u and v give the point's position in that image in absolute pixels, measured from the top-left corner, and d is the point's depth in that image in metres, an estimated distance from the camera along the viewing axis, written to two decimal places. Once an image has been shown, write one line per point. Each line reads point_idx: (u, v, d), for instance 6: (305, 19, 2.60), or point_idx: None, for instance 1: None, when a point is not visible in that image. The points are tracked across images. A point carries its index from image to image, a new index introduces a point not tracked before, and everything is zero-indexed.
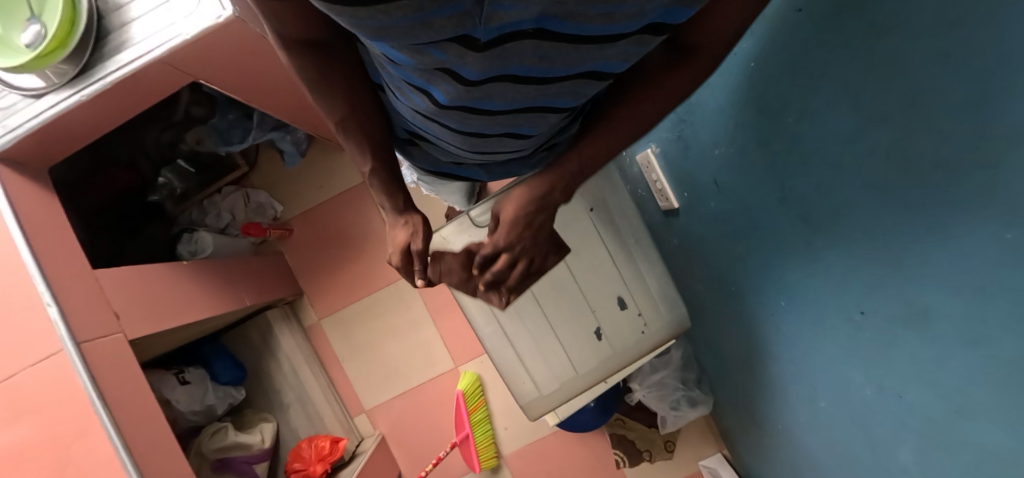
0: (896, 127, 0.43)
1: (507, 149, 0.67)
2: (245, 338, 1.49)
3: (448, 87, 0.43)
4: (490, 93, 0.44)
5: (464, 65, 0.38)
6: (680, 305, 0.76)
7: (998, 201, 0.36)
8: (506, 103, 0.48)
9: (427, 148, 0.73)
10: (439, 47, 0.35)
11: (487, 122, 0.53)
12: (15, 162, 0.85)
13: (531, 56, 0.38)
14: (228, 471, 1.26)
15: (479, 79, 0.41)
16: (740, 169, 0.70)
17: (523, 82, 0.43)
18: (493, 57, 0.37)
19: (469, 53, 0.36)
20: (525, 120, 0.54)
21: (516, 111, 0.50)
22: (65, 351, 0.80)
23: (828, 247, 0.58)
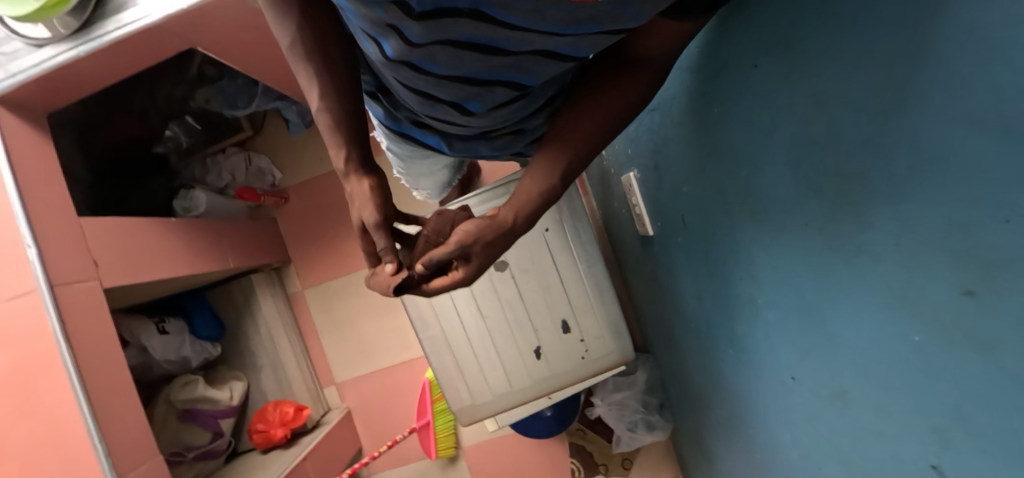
0: (828, 206, 0.41)
1: (465, 124, 0.63)
2: (228, 296, 1.52)
3: (394, 47, 0.40)
4: (437, 58, 0.41)
5: (406, 30, 0.37)
6: (623, 336, 0.76)
7: (926, 302, 0.34)
8: (455, 70, 0.44)
9: (389, 105, 0.67)
10: (380, 8, 0.34)
11: (438, 88, 0.49)
12: (15, 105, 0.89)
13: (471, 35, 0.38)
14: (194, 422, 1.30)
15: (426, 42, 0.39)
16: (699, 213, 0.68)
17: (471, 51, 0.41)
18: (432, 29, 0.36)
19: (406, 20, 0.35)
20: (480, 93, 0.50)
21: (468, 82, 0.47)
22: (40, 293, 0.84)
23: (769, 306, 0.57)
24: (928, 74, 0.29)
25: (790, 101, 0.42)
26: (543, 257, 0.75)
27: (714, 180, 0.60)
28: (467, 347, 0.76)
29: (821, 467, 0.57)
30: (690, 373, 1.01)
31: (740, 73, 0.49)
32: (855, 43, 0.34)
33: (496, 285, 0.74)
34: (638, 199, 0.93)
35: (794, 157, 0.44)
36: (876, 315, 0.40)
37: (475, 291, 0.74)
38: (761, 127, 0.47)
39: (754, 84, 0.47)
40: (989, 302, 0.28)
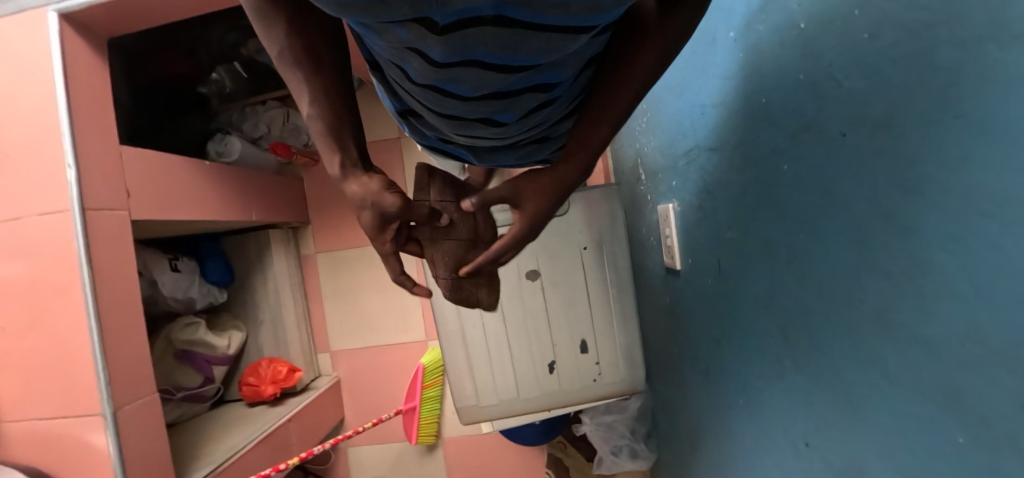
0: (891, 290, 0.40)
1: (494, 137, 0.60)
2: (242, 247, 1.53)
3: (416, 64, 0.39)
4: (459, 78, 0.40)
5: (426, 46, 0.35)
6: (639, 367, 0.76)
7: (982, 407, 0.33)
8: (478, 88, 0.43)
9: (416, 124, 0.65)
10: (401, 26, 0.33)
11: (462, 106, 0.47)
12: (80, 24, 0.90)
13: (500, 48, 0.36)
14: (189, 363, 1.32)
15: (447, 62, 0.37)
16: (741, 262, 0.67)
17: (494, 70, 0.39)
18: (456, 43, 0.34)
19: (428, 36, 0.33)
20: (507, 108, 0.48)
21: (495, 97, 0.45)
22: (72, 213, 0.85)
23: (794, 369, 0.56)
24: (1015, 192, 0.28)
25: (863, 179, 0.42)
26: (575, 274, 0.75)
27: (763, 233, 0.59)
28: (483, 348, 0.76)
29: None
30: (687, 412, 1.01)
31: (824, 138, 0.46)
32: (942, 140, 0.34)
33: (524, 293, 0.75)
34: (672, 231, 0.93)
35: (860, 236, 0.43)
36: (926, 412, 0.39)
37: (502, 295, 0.75)
38: (829, 195, 0.47)
39: (825, 152, 0.46)
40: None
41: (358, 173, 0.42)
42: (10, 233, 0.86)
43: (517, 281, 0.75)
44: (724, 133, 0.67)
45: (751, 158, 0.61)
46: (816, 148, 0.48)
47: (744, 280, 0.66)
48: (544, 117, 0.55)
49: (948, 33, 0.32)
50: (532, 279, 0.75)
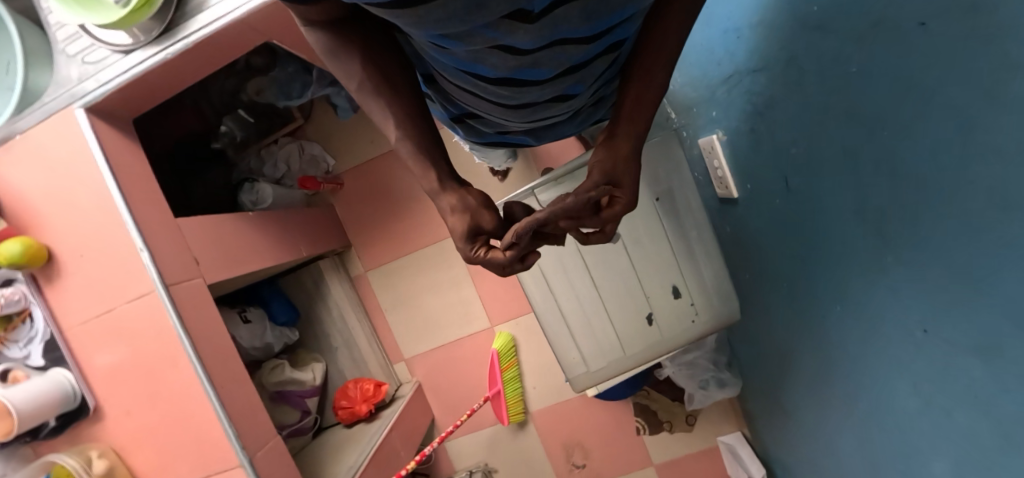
0: (1001, 164, 0.40)
1: (555, 113, 0.66)
2: (299, 284, 1.61)
3: (499, 61, 0.44)
4: (540, 61, 0.45)
5: (516, 39, 0.39)
6: (733, 299, 0.78)
7: None
8: (554, 68, 0.48)
9: (474, 124, 0.73)
10: (492, 26, 0.36)
11: (535, 90, 0.53)
12: (106, 113, 0.91)
13: (580, 17, 0.38)
14: (285, 402, 1.38)
15: (533, 48, 0.41)
16: (817, 174, 0.67)
17: (572, 42, 0.43)
18: (546, 25, 0.37)
19: (521, 26, 0.36)
20: (572, 79, 0.53)
21: (564, 73, 0.51)
22: (158, 291, 0.88)
23: (897, 262, 0.58)
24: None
25: (952, 60, 0.42)
26: (652, 227, 0.76)
27: (839, 140, 0.60)
28: (581, 317, 0.80)
29: (950, 415, 0.58)
30: (772, 331, 1.03)
31: (900, 30, 0.47)
32: None
33: (607, 258, 0.77)
34: (720, 161, 0.93)
35: (957, 116, 0.43)
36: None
37: (588, 264, 0.78)
38: (913, 86, 0.47)
39: (905, 42, 0.46)
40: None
41: (453, 187, 0.52)
42: (107, 324, 0.90)
43: (598, 248, 0.77)
44: (775, 49, 0.67)
45: (810, 68, 0.61)
46: (894, 41, 0.48)
47: (823, 189, 0.66)
48: (602, 79, 0.60)
49: None
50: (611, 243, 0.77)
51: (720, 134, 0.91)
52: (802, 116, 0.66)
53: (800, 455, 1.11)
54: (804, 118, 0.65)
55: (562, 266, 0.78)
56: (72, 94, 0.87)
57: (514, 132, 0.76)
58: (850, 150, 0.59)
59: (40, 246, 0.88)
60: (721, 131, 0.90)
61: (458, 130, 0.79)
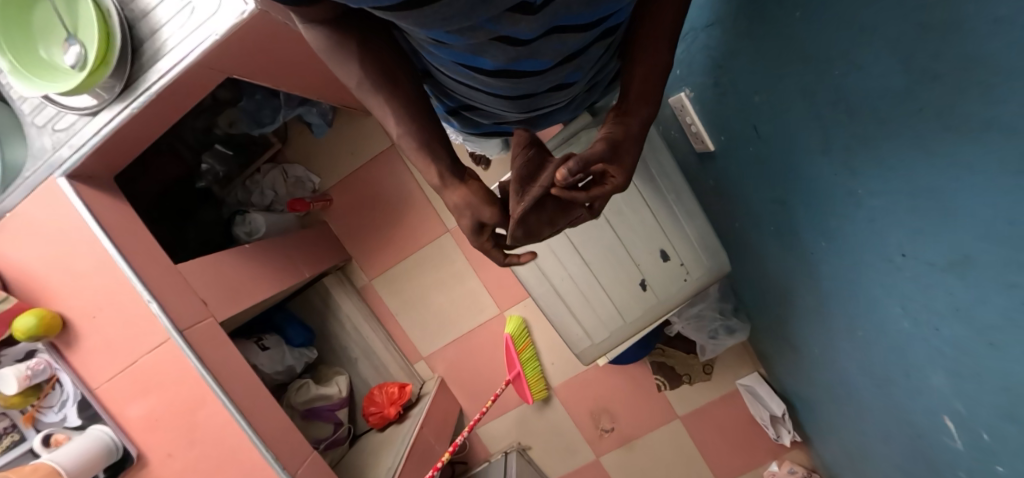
0: (947, 88, 0.41)
1: (551, 103, 0.66)
2: (309, 304, 1.65)
3: (498, 55, 0.45)
4: (539, 51, 0.46)
5: (518, 30, 0.41)
6: (721, 253, 0.80)
7: None
8: (554, 57, 0.49)
9: (469, 116, 0.72)
10: (496, 20, 0.38)
11: (534, 82, 0.54)
12: (87, 176, 0.93)
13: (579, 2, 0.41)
14: (317, 418, 1.44)
15: (532, 37, 0.43)
16: (782, 118, 0.67)
17: (571, 29, 0.45)
18: (547, 13, 0.39)
19: (524, 17, 0.39)
20: (571, 67, 0.55)
21: (565, 59, 0.52)
22: (174, 338, 0.92)
23: (868, 194, 0.59)
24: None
25: None
26: (631, 197, 0.78)
27: (798, 85, 0.61)
28: (578, 294, 0.83)
29: (937, 329, 0.60)
30: (770, 274, 1.05)
31: None
32: None
33: (592, 233, 0.80)
34: (692, 118, 0.93)
35: (900, 47, 0.44)
36: (996, 192, 0.41)
37: (575, 243, 0.80)
38: (858, 24, 0.48)
39: None
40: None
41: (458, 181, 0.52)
42: (133, 377, 0.94)
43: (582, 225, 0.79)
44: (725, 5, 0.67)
45: (758, 15, 0.62)
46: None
47: (791, 132, 0.67)
48: (600, 62, 0.61)
49: None
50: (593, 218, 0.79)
51: (688, 91, 0.91)
52: (760, 65, 0.66)
53: (814, 386, 1.14)
54: (761, 66, 0.66)
55: (551, 249, 0.80)
56: (51, 164, 0.88)
57: (510, 122, 0.75)
58: (808, 92, 0.60)
59: (53, 315, 0.91)
60: (687, 88, 0.90)
61: (452, 121, 0.78)
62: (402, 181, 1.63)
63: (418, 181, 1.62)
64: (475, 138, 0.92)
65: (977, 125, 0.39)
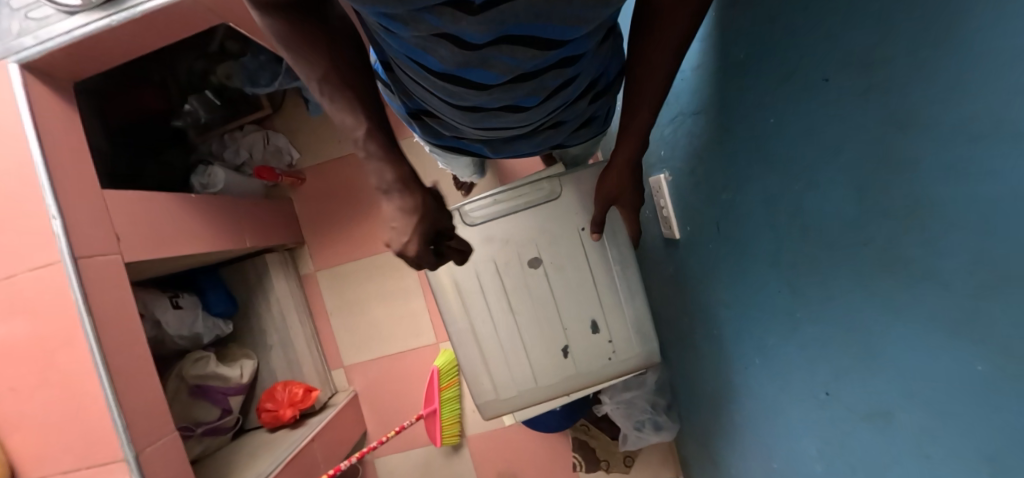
0: (895, 226, 0.40)
1: (511, 126, 0.65)
2: (243, 275, 1.52)
3: (447, 53, 0.44)
4: (489, 59, 0.45)
5: (462, 30, 0.40)
6: (651, 341, 0.77)
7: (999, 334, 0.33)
8: (507, 72, 0.48)
9: (431, 124, 0.70)
10: (433, 12, 0.37)
11: (485, 94, 0.53)
12: (41, 72, 0.88)
13: (531, 14, 0.40)
14: (205, 398, 1.32)
15: (480, 42, 0.42)
16: (742, 221, 0.66)
17: (523, 44, 0.44)
18: (491, 20, 0.39)
19: (463, 16, 0.38)
20: (528, 89, 0.54)
21: (519, 79, 0.51)
22: (63, 263, 0.83)
23: (806, 320, 0.56)
24: (986, 111, 0.29)
25: (850, 116, 0.41)
26: (577, 257, 0.76)
27: (759, 190, 0.59)
28: (495, 342, 0.77)
29: None
30: (706, 379, 1.01)
31: (807, 87, 0.46)
32: (929, 67, 0.33)
33: (528, 281, 0.76)
34: (666, 201, 0.92)
35: (855, 174, 0.43)
36: (933, 342, 0.39)
37: (507, 288, 0.76)
38: (816, 141, 0.46)
39: (809, 98, 0.46)
40: (992, 302, 0.32)
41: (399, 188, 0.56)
42: (4, 293, 0.84)
43: (521, 271, 0.76)
44: (705, 98, 0.67)
45: (732, 112, 0.61)
46: (795, 95, 0.48)
47: (748, 236, 0.65)
48: (562, 96, 0.61)
49: None
50: (534, 267, 0.76)
51: (666, 174, 0.90)
52: (729, 161, 0.65)
53: None
54: (731, 163, 0.65)
55: (481, 286, 0.76)
56: (7, 49, 0.83)
57: (471, 140, 0.74)
58: (768, 200, 0.58)
59: None
60: (667, 171, 0.89)
61: (414, 127, 0.76)
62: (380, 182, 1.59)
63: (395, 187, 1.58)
64: (444, 153, 0.90)
65: (916, 270, 0.39)
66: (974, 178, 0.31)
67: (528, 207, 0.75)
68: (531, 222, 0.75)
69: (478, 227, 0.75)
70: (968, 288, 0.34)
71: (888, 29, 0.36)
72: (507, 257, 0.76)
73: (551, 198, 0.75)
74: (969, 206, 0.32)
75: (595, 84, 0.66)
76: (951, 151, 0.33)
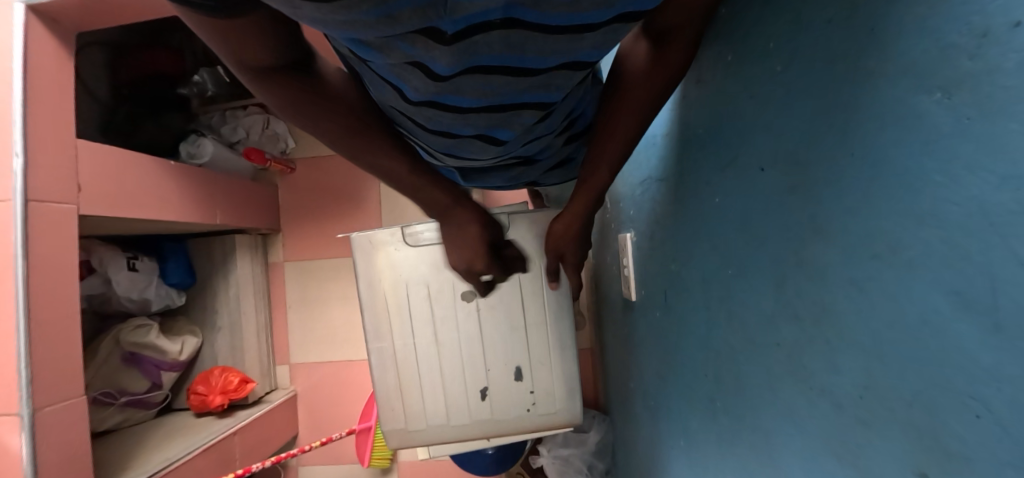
0: (802, 333, 0.38)
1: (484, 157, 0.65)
2: (209, 249, 1.49)
3: (419, 83, 0.45)
4: (462, 88, 0.46)
5: (434, 60, 0.40)
6: (571, 398, 0.86)
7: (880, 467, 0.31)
8: (482, 99, 0.48)
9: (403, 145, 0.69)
10: (406, 40, 0.37)
11: (459, 121, 0.53)
12: (48, 17, 0.90)
13: (501, 45, 0.40)
14: (137, 366, 1.29)
15: (452, 71, 0.42)
16: (684, 297, 0.64)
17: (497, 74, 0.44)
18: (463, 50, 0.39)
19: (436, 45, 0.38)
20: (504, 121, 0.54)
21: (492, 110, 0.51)
22: (14, 202, 0.82)
23: (722, 412, 0.54)
24: (893, 232, 0.28)
25: (777, 212, 0.41)
26: (511, 303, 0.84)
27: (699, 269, 0.58)
28: (417, 373, 0.86)
29: None
30: (640, 452, 0.97)
31: (746, 174, 0.45)
32: (843, 177, 0.32)
33: (459, 314, 0.85)
34: (628, 260, 0.91)
35: (775, 272, 0.42)
36: (824, 462, 0.37)
37: (436, 317, 0.85)
38: (749, 231, 0.46)
39: (746, 186, 0.45)
40: (877, 432, 0.31)
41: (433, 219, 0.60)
42: None
43: (452, 302, 0.84)
44: (668, 167, 0.67)
45: (685, 186, 0.60)
46: (735, 182, 0.47)
47: (687, 312, 0.63)
48: (539, 130, 0.61)
49: (849, 70, 0.31)
50: (468, 301, 0.84)
51: (631, 234, 0.89)
52: (680, 233, 0.64)
53: None
54: (680, 236, 0.64)
55: (413, 316, 0.85)
56: None
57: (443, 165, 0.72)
58: (705, 281, 0.57)
59: None
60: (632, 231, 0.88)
61: None
62: (367, 188, 1.60)
63: (382, 195, 1.59)
64: None
65: (814, 384, 0.37)
66: (877, 298, 0.30)
67: None
68: None
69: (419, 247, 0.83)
70: (856, 413, 0.33)
71: (814, 131, 0.35)
72: (441, 289, 0.84)
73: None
74: (866, 326, 0.31)
75: (571, 124, 0.67)
76: (855, 267, 0.32)
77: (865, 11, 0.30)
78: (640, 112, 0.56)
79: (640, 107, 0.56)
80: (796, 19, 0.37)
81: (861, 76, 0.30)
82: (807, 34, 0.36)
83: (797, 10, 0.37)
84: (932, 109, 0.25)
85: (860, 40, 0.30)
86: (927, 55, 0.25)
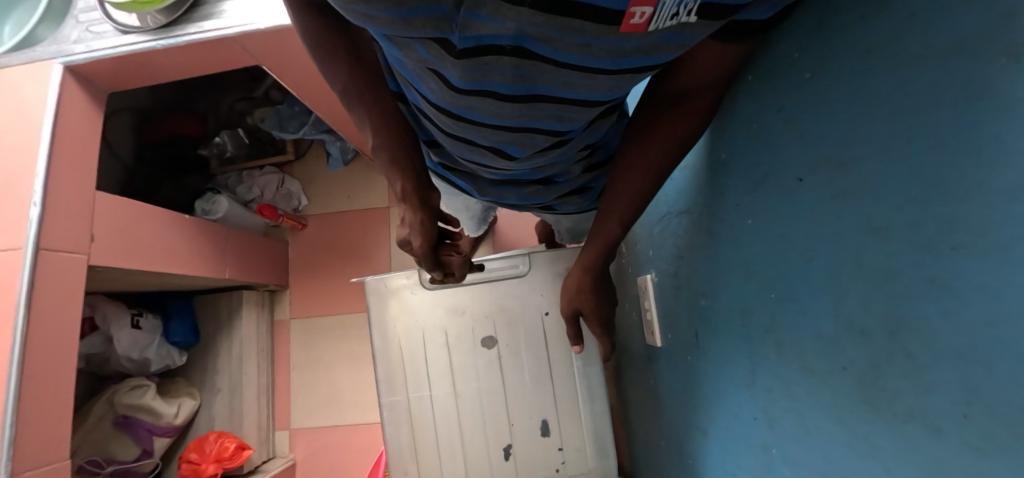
0: (874, 353, 0.34)
1: (501, 169, 0.63)
2: (213, 306, 1.45)
3: (436, 87, 0.45)
4: (475, 105, 0.46)
5: (448, 70, 0.40)
6: (608, 457, 0.80)
7: None
8: (496, 119, 0.48)
9: (431, 154, 0.67)
10: (423, 44, 0.37)
11: (478, 135, 0.53)
12: (83, 77, 0.94)
13: (511, 75, 0.40)
14: (128, 432, 1.21)
15: (464, 87, 0.42)
16: (721, 332, 0.60)
17: (506, 100, 0.44)
18: (473, 68, 0.38)
19: (447, 57, 0.38)
20: (519, 140, 0.53)
21: (505, 129, 0.50)
22: (25, 251, 0.81)
23: (782, 459, 0.48)
24: (975, 213, 0.25)
25: (827, 219, 0.38)
26: (536, 347, 0.81)
27: (734, 296, 0.55)
28: (432, 430, 0.80)
29: None
30: None
31: (783, 189, 0.43)
32: (899, 168, 0.31)
33: (480, 362, 0.81)
34: (650, 304, 0.87)
35: (831, 285, 0.38)
36: None
37: (454, 366, 0.81)
38: (794, 247, 0.43)
39: (784, 200, 0.43)
40: (997, 460, 0.26)
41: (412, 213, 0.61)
42: None
43: (472, 349, 0.81)
44: (691, 197, 0.66)
45: (713, 214, 0.58)
46: (770, 199, 0.46)
47: (726, 347, 0.58)
48: (552, 156, 0.60)
49: (891, 56, 0.31)
50: (488, 348, 0.81)
51: (653, 275, 0.86)
52: (710, 263, 0.61)
53: None
54: (712, 266, 0.61)
55: (427, 364, 0.81)
56: (59, 50, 0.90)
57: (458, 173, 0.70)
58: (744, 309, 0.53)
59: None
60: (653, 272, 0.85)
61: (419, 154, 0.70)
62: (378, 243, 1.59)
63: (392, 250, 1.58)
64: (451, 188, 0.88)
65: (898, 411, 0.32)
66: (966, 296, 0.26)
67: (491, 282, 0.82)
68: (493, 299, 0.82)
69: (433, 291, 0.81)
70: (958, 440, 0.28)
71: (857, 129, 0.34)
72: (460, 336, 0.81)
73: (517, 273, 0.82)
74: (956, 331, 0.27)
75: (595, 151, 0.67)
76: (932, 265, 0.29)
77: (901, 1, 0.30)
78: (653, 173, 0.55)
79: (653, 162, 0.55)
80: (822, 30, 0.37)
81: (910, 64, 0.29)
82: (834, 39, 0.36)
83: (821, 19, 0.37)
84: (999, 78, 0.24)
85: (902, 29, 0.30)
86: (980, 29, 0.24)
